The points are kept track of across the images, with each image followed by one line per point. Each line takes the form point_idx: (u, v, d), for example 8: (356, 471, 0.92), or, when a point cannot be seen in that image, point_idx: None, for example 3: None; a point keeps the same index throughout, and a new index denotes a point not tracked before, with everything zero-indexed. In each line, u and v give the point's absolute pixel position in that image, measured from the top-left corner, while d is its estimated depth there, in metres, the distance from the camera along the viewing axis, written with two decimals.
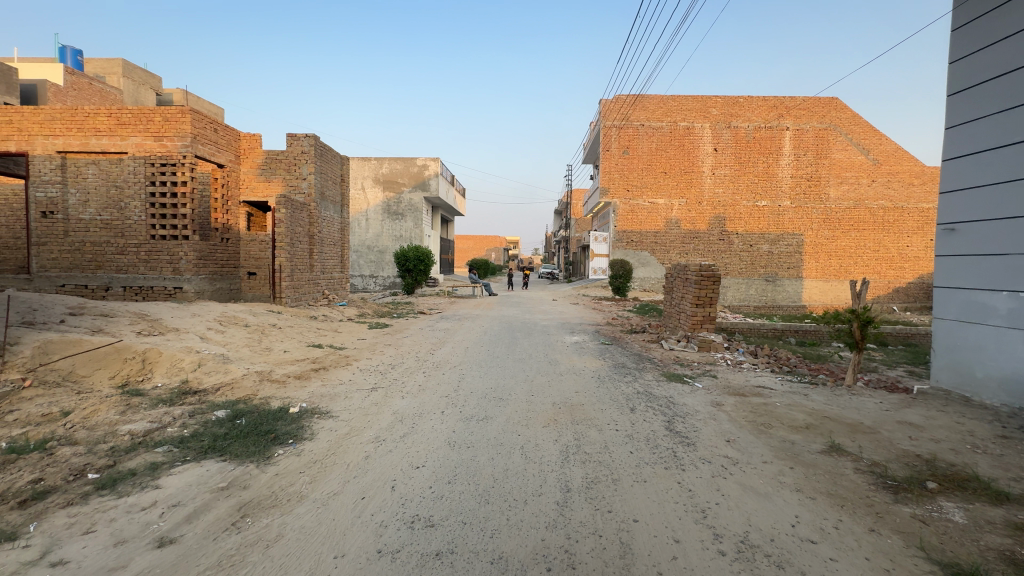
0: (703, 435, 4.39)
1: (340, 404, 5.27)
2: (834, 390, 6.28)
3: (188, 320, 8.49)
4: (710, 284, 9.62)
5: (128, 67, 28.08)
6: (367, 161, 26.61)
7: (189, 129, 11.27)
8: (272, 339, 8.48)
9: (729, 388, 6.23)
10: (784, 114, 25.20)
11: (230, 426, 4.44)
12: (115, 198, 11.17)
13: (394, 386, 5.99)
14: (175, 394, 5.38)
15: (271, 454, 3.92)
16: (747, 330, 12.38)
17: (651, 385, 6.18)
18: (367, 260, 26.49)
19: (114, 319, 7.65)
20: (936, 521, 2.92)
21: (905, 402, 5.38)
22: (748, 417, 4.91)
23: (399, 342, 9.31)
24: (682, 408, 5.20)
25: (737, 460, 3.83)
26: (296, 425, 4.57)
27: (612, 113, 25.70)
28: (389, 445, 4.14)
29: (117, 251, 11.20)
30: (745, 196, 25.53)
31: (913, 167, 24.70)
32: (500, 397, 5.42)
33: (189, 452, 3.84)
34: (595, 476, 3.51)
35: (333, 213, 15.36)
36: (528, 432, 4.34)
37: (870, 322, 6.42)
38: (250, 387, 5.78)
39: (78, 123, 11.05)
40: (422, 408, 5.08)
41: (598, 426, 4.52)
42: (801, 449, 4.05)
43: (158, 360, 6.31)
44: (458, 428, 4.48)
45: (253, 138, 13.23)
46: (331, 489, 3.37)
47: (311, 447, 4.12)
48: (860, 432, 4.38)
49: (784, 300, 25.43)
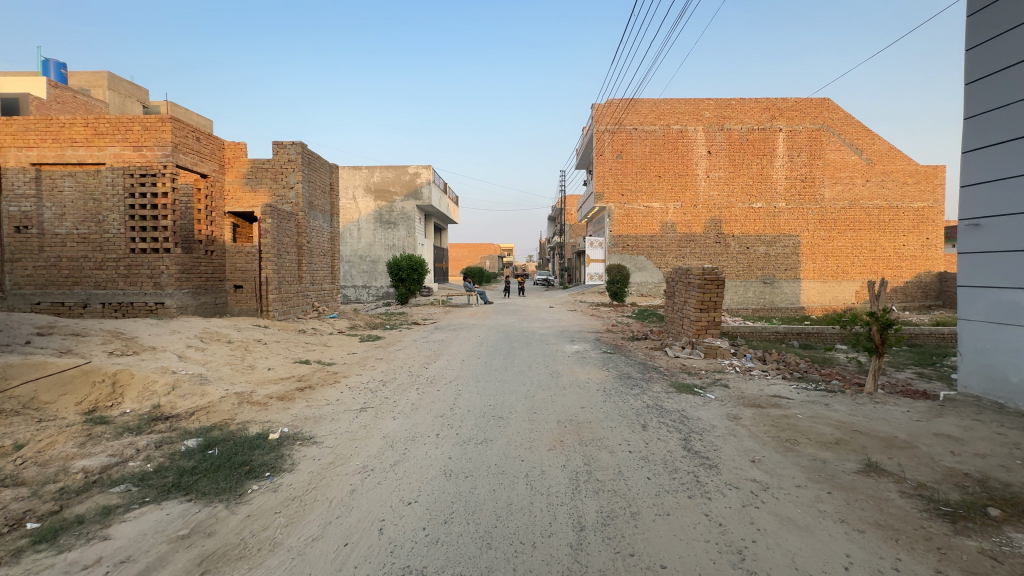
0: (725, 455, 3.99)
1: (325, 428, 4.82)
2: (854, 398, 5.89)
3: (166, 338, 7.99)
4: (714, 287, 9.30)
5: (114, 79, 27.78)
6: (358, 170, 26.20)
7: (170, 138, 10.82)
8: (255, 356, 8.00)
9: (743, 399, 5.83)
10: (777, 116, 25.12)
11: (200, 458, 3.98)
12: (93, 211, 10.70)
13: (385, 406, 5.54)
14: (145, 421, 4.90)
15: (243, 491, 3.48)
16: (748, 334, 12.11)
17: (660, 397, 5.78)
18: (359, 270, 26.01)
19: (86, 339, 7.16)
20: (1011, 558, 2.53)
21: (934, 411, 5.01)
22: (770, 432, 4.51)
23: (391, 356, 8.86)
24: (697, 424, 4.80)
25: (768, 485, 3.42)
26: (274, 455, 4.12)
27: (604, 117, 25.52)
28: (379, 477, 3.70)
29: (95, 267, 10.70)
30: (740, 198, 25.34)
31: (907, 165, 24.72)
32: (499, 416, 4.99)
33: (148, 492, 3.38)
34: (611, 509, 3.10)
35: (323, 223, 14.94)
36: (532, 456, 3.92)
37: (891, 325, 6.07)
38: (228, 411, 5.31)
39: (52, 133, 10.58)
40: (414, 431, 4.64)
41: (609, 447, 4.11)
42: (836, 469, 3.66)
43: (130, 383, 5.84)
44: (454, 454, 4.05)
45: (238, 147, 12.82)
46: (308, 535, 2.92)
47: (291, 481, 3.68)
48: (897, 447, 4.00)
49: (783, 302, 25.19)
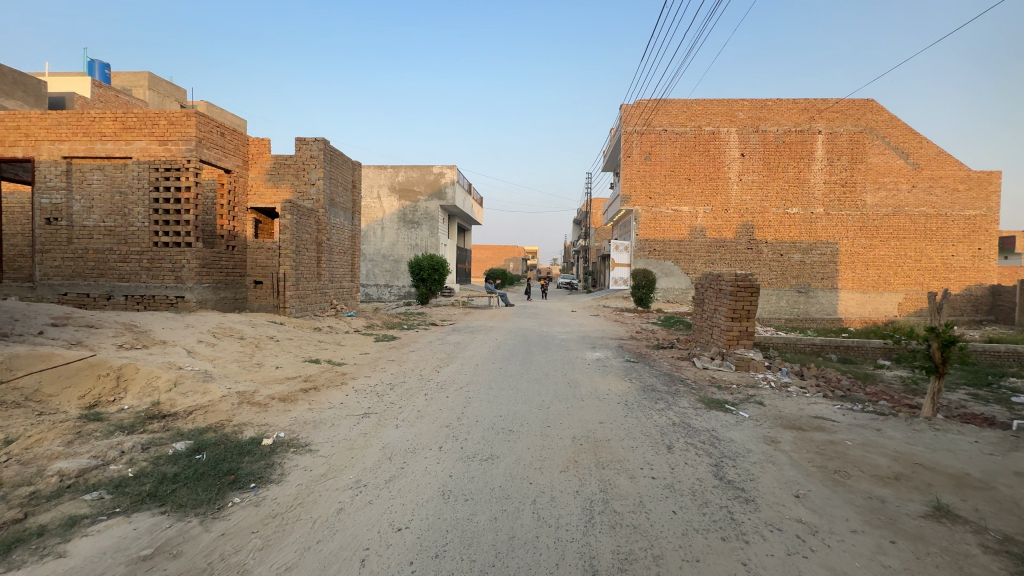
0: (764, 486, 3.49)
1: (322, 435, 4.51)
2: (910, 423, 5.23)
3: (179, 332, 7.89)
4: (747, 294, 8.65)
5: (155, 79, 28.53)
6: (382, 169, 26.26)
7: (194, 132, 10.85)
8: (265, 354, 7.82)
9: (781, 419, 5.25)
10: (816, 117, 23.98)
11: (185, 464, 3.71)
12: (118, 204, 10.78)
13: (389, 412, 5.20)
14: (140, 420, 4.70)
15: (222, 504, 3.18)
16: (781, 345, 11.40)
17: (688, 414, 5.26)
18: (382, 270, 26.06)
19: (98, 331, 7.09)
20: None
21: (1008, 445, 4.38)
22: (815, 460, 3.98)
23: (404, 357, 8.57)
24: (729, 447, 4.29)
25: (817, 529, 2.92)
26: (263, 463, 3.82)
27: (633, 118, 24.88)
28: (371, 494, 3.34)
29: (119, 259, 10.78)
30: (775, 203, 24.25)
31: (957, 171, 23.29)
32: (510, 430, 4.58)
33: (121, 501, 3.11)
34: (630, 550, 2.66)
35: (344, 220, 14.86)
36: (541, 478, 3.51)
37: (956, 342, 5.37)
38: (226, 411, 5.07)
39: (84, 128, 10.76)
40: (415, 443, 4.28)
41: (628, 471, 3.66)
42: (897, 512, 3.12)
43: (135, 377, 5.67)
44: (455, 471, 3.67)
45: (261, 142, 12.84)
46: (281, 564, 2.58)
47: (276, 494, 3.36)
48: (970, 487, 3.43)
49: (818, 313, 23.96)
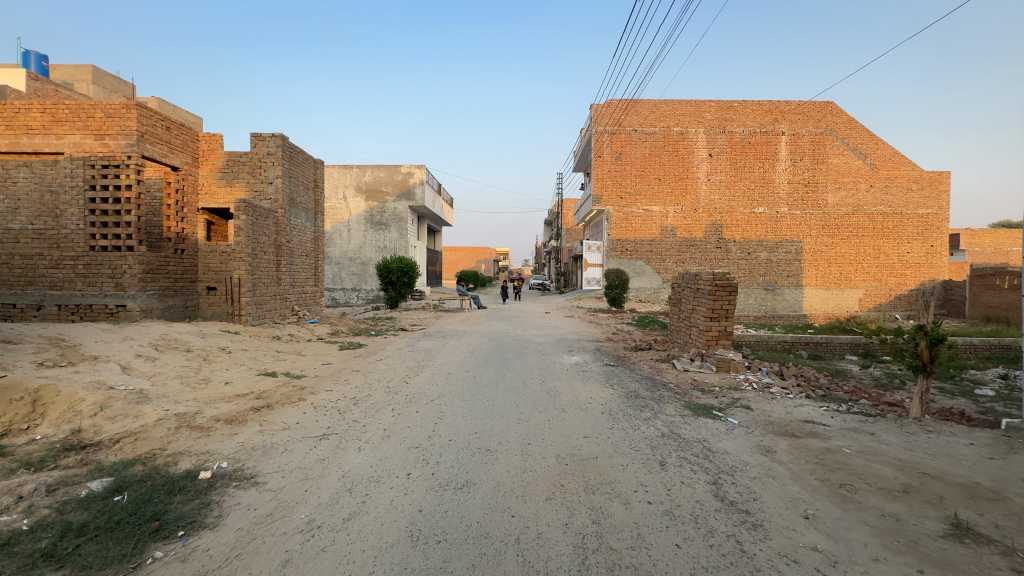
0: (769, 507, 3.16)
1: (272, 463, 3.94)
2: (901, 424, 5.05)
3: (114, 345, 7.07)
4: (725, 293, 8.44)
5: (99, 74, 26.65)
6: (348, 169, 25.31)
7: (135, 126, 9.91)
8: (214, 368, 7.08)
9: (772, 425, 4.98)
10: (779, 119, 24.52)
11: (100, 508, 3.10)
12: (49, 205, 9.72)
13: (351, 432, 4.66)
14: (53, 453, 4.00)
15: (138, 562, 2.61)
16: (754, 343, 11.37)
17: (676, 423, 4.93)
18: (349, 273, 25.14)
19: (15, 345, 6.21)
20: None
21: (1004, 448, 4.24)
22: (817, 472, 3.69)
23: (370, 367, 7.97)
24: (724, 460, 3.97)
25: (836, 558, 2.60)
26: (197, 502, 3.25)
27: (604, 117, 24.83)
28: (325, 540, 2.81)
29: (51, 265, 9.73)
30: (741, 202, 24.66)
31: (911, 171, 24.23)
32: (486, 450, 4.13)
33: (3, 568, 2.49)
34: None
35: (306, 221, 14.07)
36: (525, 510, 3.07)
37: (944, 340, 5.23)
38: (159, 439, 4.41)
39: (7, 120, 9.70)
40: (380, 469, 3.78)
41: (622, 496, 3.27)
42: (916, 533, 2.84)
43: (55, 402, 4.89)
44: (425, 504, 3.19)
45: (213, 138, 11.96)
46: None
47: (208, 544, 2.81)
48: (985, 499, 3.21)
49: (784, 309, 24.50)
